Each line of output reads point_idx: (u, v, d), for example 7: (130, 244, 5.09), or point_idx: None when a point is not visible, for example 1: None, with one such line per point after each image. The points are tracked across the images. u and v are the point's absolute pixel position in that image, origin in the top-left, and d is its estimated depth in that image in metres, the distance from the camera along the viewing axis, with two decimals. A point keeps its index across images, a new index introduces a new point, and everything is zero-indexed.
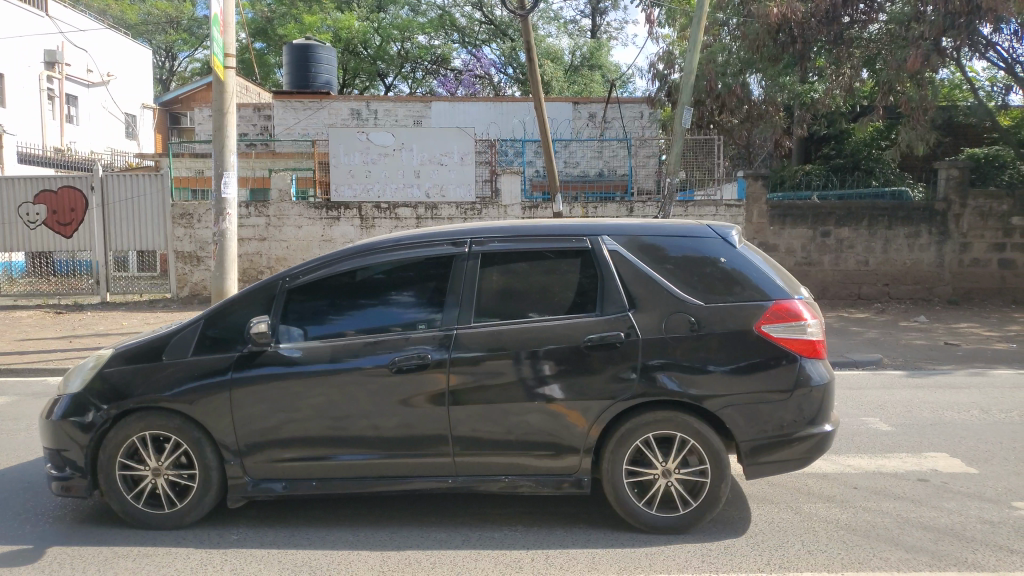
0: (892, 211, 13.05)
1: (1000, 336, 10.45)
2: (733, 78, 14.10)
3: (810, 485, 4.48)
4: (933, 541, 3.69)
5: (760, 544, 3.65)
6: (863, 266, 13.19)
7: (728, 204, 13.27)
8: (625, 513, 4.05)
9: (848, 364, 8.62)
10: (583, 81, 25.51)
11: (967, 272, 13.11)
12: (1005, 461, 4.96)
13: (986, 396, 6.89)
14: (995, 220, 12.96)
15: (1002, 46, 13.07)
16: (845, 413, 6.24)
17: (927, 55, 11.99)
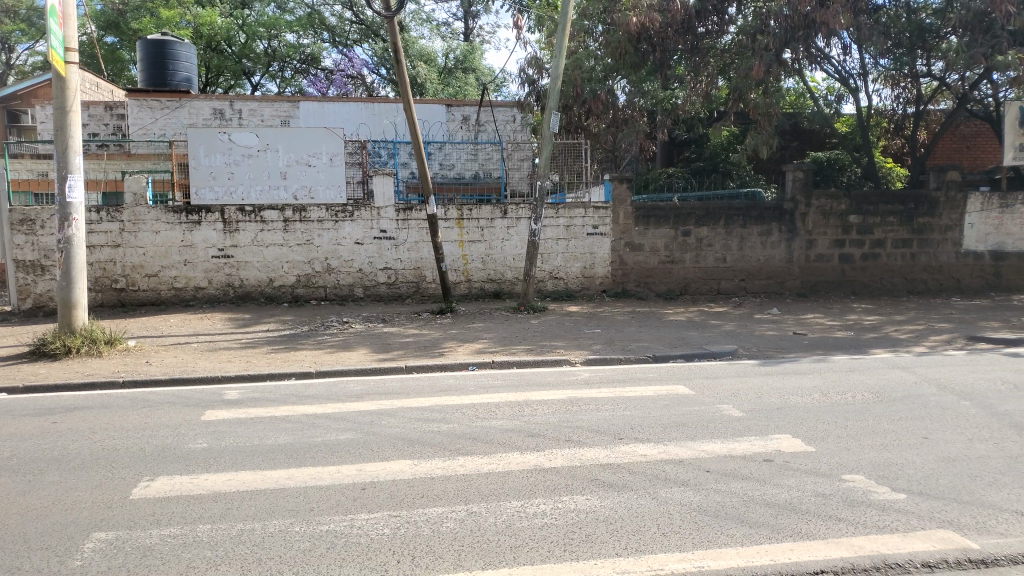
0: (745, 211, 13.93)
1: (840, 325, 11.36)
2: (597, 84, 14.65)
3: (666, 470, 4.73)
4: (773, 515, 3.98)
5: (617, 530, 3.80)
6: (721, 263, 13.99)
7: (596, 205, 13.72)
8: (495, 508, 4.10)
9: (707, 354, 9.13)
10: (458, 83, 25.67)
11: (813, 267, 14.15)
12: (836, 439, 5.42)
13: (827, 380, 7.49)
14: (835, 219, 14.05)
15: (836, 59, 14.21)
16: (702, 401, 6.62)
17: (769, 65, 12.90)
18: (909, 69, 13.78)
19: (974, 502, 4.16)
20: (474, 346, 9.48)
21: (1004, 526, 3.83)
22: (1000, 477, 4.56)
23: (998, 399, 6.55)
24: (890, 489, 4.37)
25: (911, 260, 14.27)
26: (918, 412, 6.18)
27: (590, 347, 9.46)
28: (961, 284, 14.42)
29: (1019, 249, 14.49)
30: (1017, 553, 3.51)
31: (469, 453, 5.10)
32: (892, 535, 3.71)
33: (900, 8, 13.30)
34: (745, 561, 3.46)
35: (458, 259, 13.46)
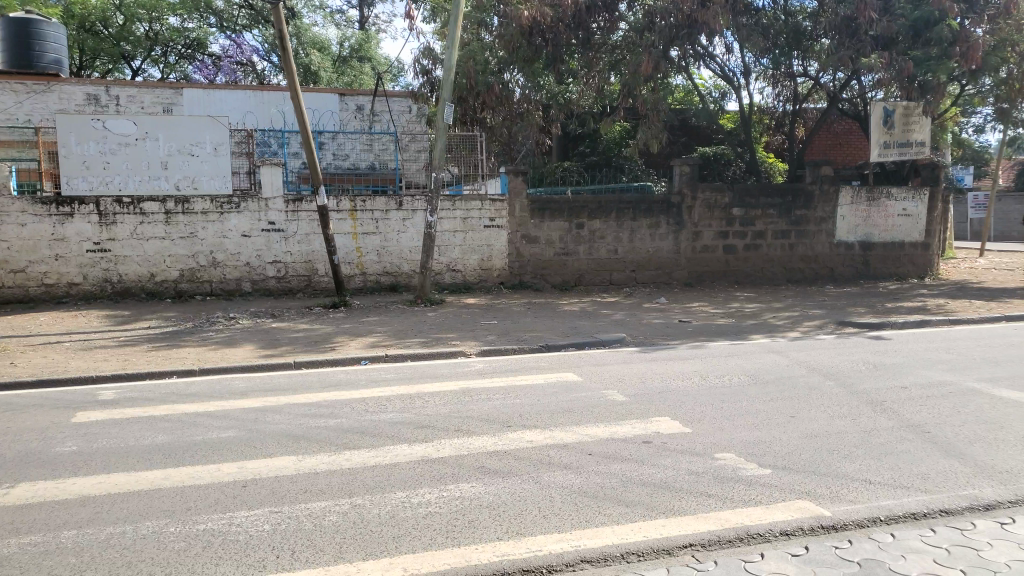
0: (635, 204, 14.35)
1: (723, 313, 11.91)
2: (491, 77, 14.52)
3: (550, 455, 4.86)
4: (649, 494, 4.17)
5: (499, 516, 3.89)
6: (612, 255, 14.37)
7: (492, 198, 13.84)
8: (379, 500, 4.11)
9: (597, 343, 9.38)
10: (353, 72, 25.18)
11: (699, 258, 14.74)
12: (712, 420, 5.70)
13: (707, 365, 7.86)
14: (719, 211, 14.68)
15: (718, 57, 14.82)
16: (589, 388, 6.82)
17: (657, 61, 13.27)
18: (784, 68, 14.51)
19: (831, 473, 4.49)
20: (366, 340, 9.39)
21: (854, 494, 4.14)
22: (855, 450, 4.93)
23: (859, 378, 7.06)
24: (757, 465, 4.65)
25: (788, 251, 15.09)
26: (787, 393, 6.58)
27: (483, 338, 9.55)
28: (834, 272, 15.38)
29: (885, 240, 15.60)
30: (864, 518, 3.82)
31: (357, 446, 5.07)
32: (756, 507, 3.97)
33: (779, 9, 13.98)
34: (620, 539, 3.62)
35: (352, 252, 13.26)
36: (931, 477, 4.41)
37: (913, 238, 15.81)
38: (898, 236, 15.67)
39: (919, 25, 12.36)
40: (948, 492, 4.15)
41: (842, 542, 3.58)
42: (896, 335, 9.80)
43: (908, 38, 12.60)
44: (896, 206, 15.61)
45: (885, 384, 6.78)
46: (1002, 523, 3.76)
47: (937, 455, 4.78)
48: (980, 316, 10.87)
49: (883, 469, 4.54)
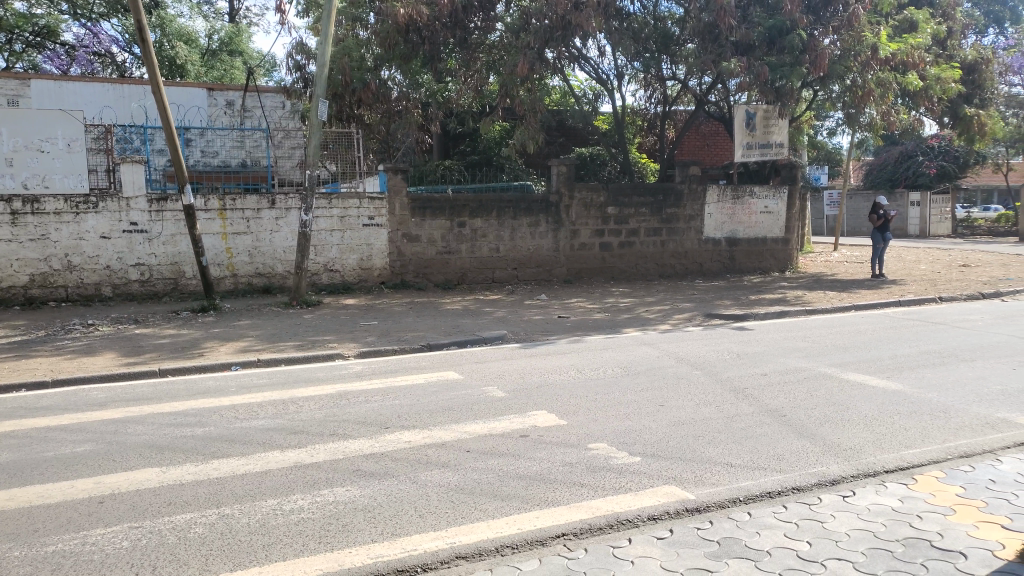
0: (515, 203, 14.52)
1: (600, 308, 12.26)
2: (368, 73, 14.44)
3: (427, 454, 4.85)
4: (524, 487, 4.25)
5: (374, 518, 3.85)
6: (493, 253, 14.48)
7: (371, 196, 13.67)
8: (248, 509, 3.97)
9: (477, 341, 9.43)
10: (223, 67, 24.15)
11: (577, 255, 15.09)
12: (587, 412, 5.86)
13: (584, 359, 8.08)
14: (595, 210, 15.07)
15: (592, 58, 15.17)
16: (468, 385, 6.86)
17: (532, 62, 13.42)
18: (655, 72, 15.02)
19: (696, 459, 4.71)
20: (238, 345, 9.05)
21: (716, 477, 4.38)
22: (718, 435, 5.19)
23: (724, 367, 7.46)
24: (628, 454, 4.83)
25: (661, 247, 15.71)
26: (658, 383, 6.86)
27: (362, 340, 9.40)
28: (703, 267, 16.15)
29: (749, 236, 16.50)
30: (724, 499, 4.04)
31: (225, 455, 4.88)
32: (626, 494, 4.12)
33: (648, 15, 14.56)
34: (495, 533, 3.66)
35: (222, 253, 12.73)
36: (785, 457, 4.72)
37: (774, 234, 16.82)
38: (760, 232, 16.63)
39: (774, 33, 13.14)
40: (799, 470, 4.45)
41: (704, 523, 3.77)
42: (758, 325, 10.42)
43: (763, 46, 13.29)
44: (759, 204, 16.55)
45: (747, 372, 7.19)
46: (844, 496, 4.08)
47: (791, 437, 5.12)
48: (831, 306, 11.71)
49: (743, 452, 4.82)
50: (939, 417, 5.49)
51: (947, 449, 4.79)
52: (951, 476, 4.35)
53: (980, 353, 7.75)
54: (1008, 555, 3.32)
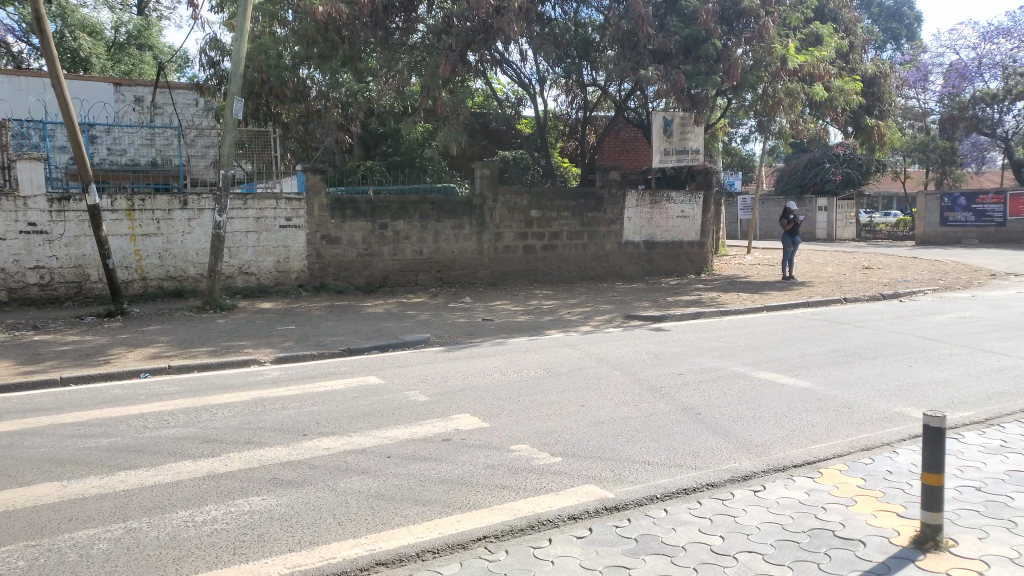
0: (437, 205, 14.45)
1: (522, 311, 12.33)
2: (284, 73, 14.23)
3: (347, 461, 4.77)
4: (445, 491, 4.23)
5: (291, 526, 3.76)
6: (416, 255, 14.38)
7: (288, 197, 13.39)
8: (156, 522, 3.82)
9: (400, 345, 9.34)
10: (131, 61, 23.17)
11: (500, 257, 15.13)
12: (508, 414, 5.88)
13: (507, 361, 8.10)
14: (518, 213, 15.14)
15: (514, 61, 15.24)
16: (390, 390, 6.79)
17: (454, 65, 13.42)
18: (576, 77, 15.24)
19: (615, 458, 4.79)
20: (147, 351, 8.69)
21: (634, 475, 4.47)
22: (637, 434, 5.31)
23: (642, 367, 7.62)
24: (549, 454, 4.87)
25: (583, 250, 15.92)
26: (579, 384, 6.95)
27: (280, 345, 9.17)
28: (623, 270, 16.45)
29: (666, 239, 16.90)
30: (641, 497, 4.13)
31: (133, 466, 4.68)
32: (547, 495, 4.16)
33: (569, 21, 14.75)
34: (415, 538, 3.64)
35: (130, 255, 12.19)
36: (700, 454, 4.86)
37: (690, 238, 17.27)
38: (677, 235, 17.06)
39: (689, 43, 13.55)
40: (712, 467, 4.59)
41: (622, 521, 3.84)
42: (675, 326, 10.69)
43: (679, 55, 13.65)
44: (676, 208, 16.97)
45: (664, 372, 7.38)
46: (755, 490, 4.23)
47: (706, 434, 5.27)
48: (744, 307, 12.13)
49: (660, 450, 4.94)
50: (843, 413, 5.76)
51: (850, 443, 5.03)
52: (853, 468, 4.57)
53: (880, 350, 8.17)
54: (902, 541, 3.51)
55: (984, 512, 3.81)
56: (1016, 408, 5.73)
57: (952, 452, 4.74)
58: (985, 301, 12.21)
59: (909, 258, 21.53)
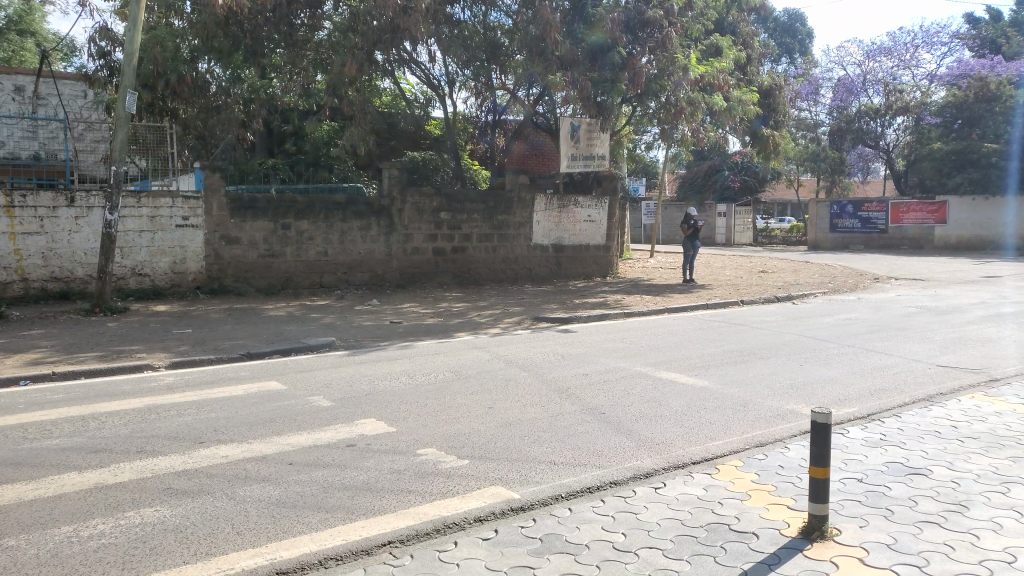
0: (343, 206, 14.20)
1: (431, 314, 12.25)
2: (183, 66, 13.71)
3: (247, 469, 4.62)
4: (350, 497, 4.16)
5: (186, 538, 3.61)
6: (321, 257, 14.07)
7: (185, 195, 12.91)
8: (36, 539, 3.59)
9: (303, 349, 9.10)
10: (11, 47, 21.78)
11: (408, 260, 14.98)
12: (415, 418, 5.83)
13: (414, 364, 8.04)
14: (426, 215, 15.03)
15: (423, 61, 15.09)
16: (293, 395, 6.61)
17: (361, 64, 13.18)
18: (484, 80, 15.27)
19: (521, 458, 4.83)
20: (28, 357, 8.16)
21: (539, 475, 4.51)
22: (543, 435, 5.36)
23: (550, 368, 7.71)
24: (456, 457, 4.86)
25: (492, 253, 15.95)
26: (488, 386, 6.95)
27: (175, 349, 8.78)
28: (531, 272, 16.57)
29: (574, 243, 17.15)
30: (546, 496, 4.18)
31: (11, 481, 4.38)
32: (453, 498, 4.14)
33: (478, 23, 14.73)
34: (317, 546, 3.56)
35: (8, 254, 11.41)
36: (603, 453, 4.96)
37: (597, 241, 17.59)
38: (585, 239, 17.33)
39: (595, 51, 13.82)
40: (617, 465, 4.69)
41: (527, 521, 3.87)
42: (582, 328, 10.87)
43: (586, 62, 13.87)
44: (583, 212, 17.24)
45: (570, 373, 7.49)
46: (656, 488, 4.34)
47: (610, 433, 5.38)
48: (648, 310, 12.46)
49: (564, 450, 5.01)
50: (741, 411, 6.00)
51: (746, 439, 5.25)
52: (748, 464, 4.76)
53: (774, 350, 8.55)
54: (792, 532, 3.68)
55: (864, 501, 4.05)
56: (896, 403, 6.11)
57: (838, 446, 5.01)
58: (869, 303, 12.99)
59: (800, 262, 22.64)
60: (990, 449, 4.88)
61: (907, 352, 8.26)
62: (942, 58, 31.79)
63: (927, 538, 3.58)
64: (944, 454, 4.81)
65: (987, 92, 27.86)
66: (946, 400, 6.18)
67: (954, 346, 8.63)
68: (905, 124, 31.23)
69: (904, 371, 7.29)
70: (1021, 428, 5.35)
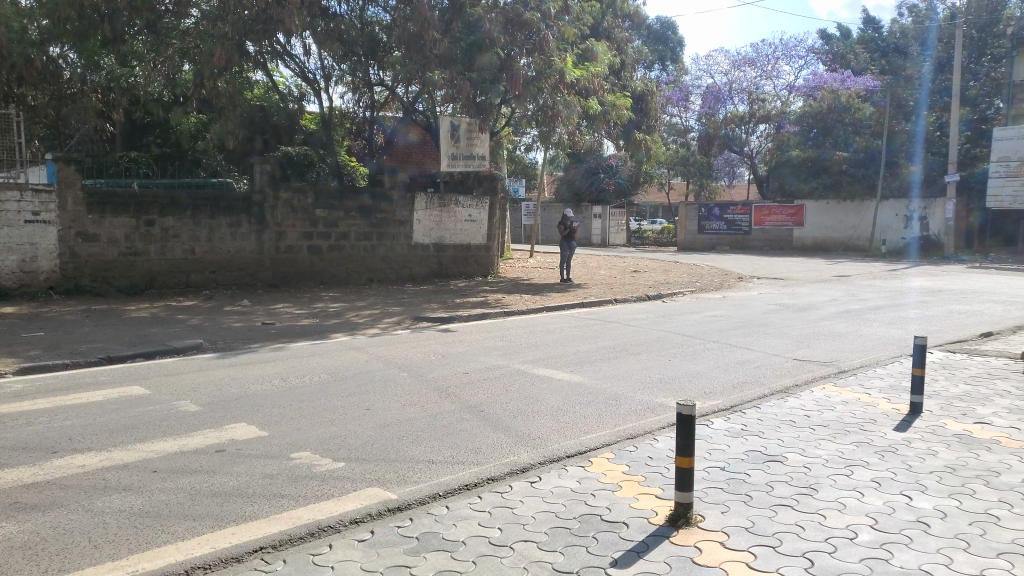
0: (212, 201, 13.63)
1: (307, 314, 11.95)
2: (33, 50, 13.08)
3: (105, 479, 4.36)
4: (219, 504, 4.01)
5: (37, 554, 3.39)
6: (188, 255, 13.42)
7: (35, 187, 11.98)
8: None
9: (168, 351, 8.66)
10: None
11: (282, 258, 14.51)
12: (289, 421, 5.68)
13: (288, 366, 7.82)
14: (301, 212, 14.64)
15: (298, 54, 14.69)
16: (157, 400, 6.28)
17: (230, 55, 12.62)
18: (362, 76, 15.11)
19: (398, 459, 4.81)
20: None
21: (417, 475, 4.51)
22: (420, 434, 5.36)
23: (429, 368, 7.70)
24: (331, 460, 4.77)
25: (371, 252, 15.69)
26: (366, 387, 6.85)
27: (24, 354, 8.15)
28: (411, 271, 16.43)
29: (455, 242, 17.12)
30: (424, 496, 4.18)
31: None
32: (328, 501, 4.08)
33: (354, 18, 14.42)
34: (183, 556, 3.41)
35: None
36: (481, 450, 5.02)
37: (478, 241, 17.64)
38: (465, 239, 17.34)
39: (472, 50, 13.84)
40: (494, 461, 4.77)
41: (404, 521, 3.86)
42: (462, 328, 10.91)
43: (463, 62, 13.84)
44: (463, 212, 17.25)
45: (450, 372, 7.50)
46: (532, 482, 4.45)
47: (488, 430, 5.45)
48: (526, 309, 12.67)
49: (443, 450, 5.02)
50: (613, 405, 6.23)
51: (617, 433, 5.45)
52: (619, 456, 4.95)
53: (646, 347, 8.90)
54: (658, 520, 3.87)
55: (726, 488, 4.31)
56: (755, 395, 6.51)
57: (702, 437, 5.30)
58: (733, 301, 13.75)
59: (671, 262, 23.66)
60: (837, 436, 5.30)
61: (766, 347, 8.82)
62: (799, 70, 34.20)
63: (781, 520, 3.84)
64: (798, 441, 5.18)
65: (838, 103, 29.77)
66: (800, 391, 6.65)
67: (807, 341, 9.30)
68: (767, 132, 33.59)
69: (763, 366, 7.76)
70: (864, 415, 5.85)
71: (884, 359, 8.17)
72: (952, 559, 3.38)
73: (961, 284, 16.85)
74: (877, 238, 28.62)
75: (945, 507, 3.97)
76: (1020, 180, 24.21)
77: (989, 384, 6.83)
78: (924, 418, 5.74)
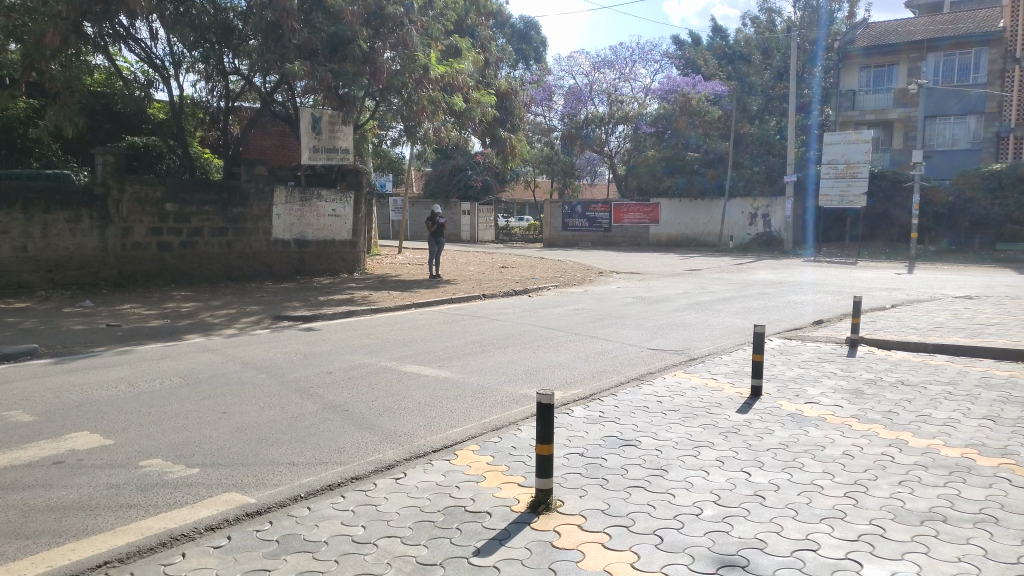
0: (48, 194, 12.59)
1: (157, 315, 11.30)
2: None
3: None
4: (57, 519, 3.74)
5: None
6: (18, 252, 12.31)
7: None
8: None
9: None
10: None
11: (129, 255, 13.61)
12: (137, 428, 5.37)
13: (135, 370, 7.39)
14: (150, 206, 13.80)
15: (143, 38, 13.81)
16: None
17: (65, 36, 11.73)
18: (215, 64, 14.47)
19: (258, 462, 4.67)
20: None
21: (278, 477, 4.41)
22: (281, 436, 5.23)
23: (291, 368, 7.49)
24: (184, 466, 4.57)
25: (226, 248, 15.02)
26: (223, 390, 6.59)
27: None
28: (272, 269, 15.86)
29: (318, 238, 16.69)
30: (284, 498, 4.09)
31: None
32: (181, 509, 3.91)
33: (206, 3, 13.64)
34: None
35: None
36: (345, 449, 4.96)
37: (343, 237, 17.26)
38: (329, 234, 16.93)
39: (334, 42, 13.56)
40: (358, 460, 4.73)
41: (263, 525, 3.76)
42: (324, 326, 10.68)
43: (325, 53, 13.57)
44: (326, 207, 16.83)
45: (312, 372, 7.33)
46: (396, 478, 4.45)
47: (352, 429, 5.39)
48: (392, 304, 12.58)
49: (305, 450, 4.92)
50: (478, 398, 6.33)
51: (483, 425, 5.55)
52: (483, 448, 5.04)
53: (510, 341, 9.06)
54: (520, 508, 3.98)
55: (584, 473, 4.49)
56: (612, 383, 6.82)
57: (563, 425, 5.48)
58: (593, 294, 14.26)
59: (536, 258, 24.17)
60: (686, 419, 5.63)
61: (624, 338, 9.23)
62: (654, 74, 35.81)
63: (634, 501, 4.05)
64: (651, 426, 5.46)
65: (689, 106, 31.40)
66: (653, 379, 7.03)
67: (661, 331, 9.81)
68: (625, 132, 34.82)
69: (622, 355, 8.12)
70: (710, 399, 6.25)
71: (729, 347, 8.76)
72: (782, 526, 3.70)
73: (797, 276, 18.30)
74: (726, 234, 30.47)
75: (778, 480, 4.33)
76: (846, 181, 26.48)
77: (817, 367, 7.49)
78: (762, 400, 6.21)
